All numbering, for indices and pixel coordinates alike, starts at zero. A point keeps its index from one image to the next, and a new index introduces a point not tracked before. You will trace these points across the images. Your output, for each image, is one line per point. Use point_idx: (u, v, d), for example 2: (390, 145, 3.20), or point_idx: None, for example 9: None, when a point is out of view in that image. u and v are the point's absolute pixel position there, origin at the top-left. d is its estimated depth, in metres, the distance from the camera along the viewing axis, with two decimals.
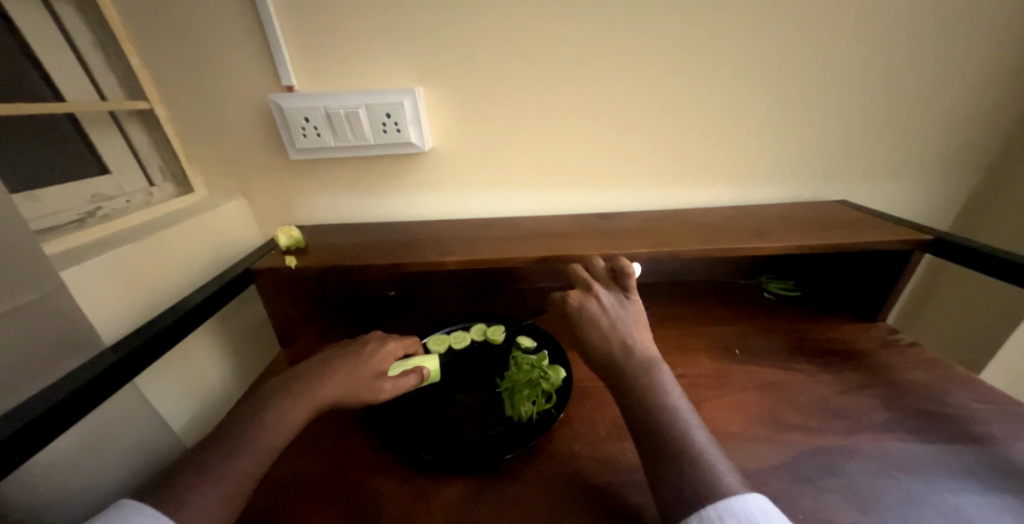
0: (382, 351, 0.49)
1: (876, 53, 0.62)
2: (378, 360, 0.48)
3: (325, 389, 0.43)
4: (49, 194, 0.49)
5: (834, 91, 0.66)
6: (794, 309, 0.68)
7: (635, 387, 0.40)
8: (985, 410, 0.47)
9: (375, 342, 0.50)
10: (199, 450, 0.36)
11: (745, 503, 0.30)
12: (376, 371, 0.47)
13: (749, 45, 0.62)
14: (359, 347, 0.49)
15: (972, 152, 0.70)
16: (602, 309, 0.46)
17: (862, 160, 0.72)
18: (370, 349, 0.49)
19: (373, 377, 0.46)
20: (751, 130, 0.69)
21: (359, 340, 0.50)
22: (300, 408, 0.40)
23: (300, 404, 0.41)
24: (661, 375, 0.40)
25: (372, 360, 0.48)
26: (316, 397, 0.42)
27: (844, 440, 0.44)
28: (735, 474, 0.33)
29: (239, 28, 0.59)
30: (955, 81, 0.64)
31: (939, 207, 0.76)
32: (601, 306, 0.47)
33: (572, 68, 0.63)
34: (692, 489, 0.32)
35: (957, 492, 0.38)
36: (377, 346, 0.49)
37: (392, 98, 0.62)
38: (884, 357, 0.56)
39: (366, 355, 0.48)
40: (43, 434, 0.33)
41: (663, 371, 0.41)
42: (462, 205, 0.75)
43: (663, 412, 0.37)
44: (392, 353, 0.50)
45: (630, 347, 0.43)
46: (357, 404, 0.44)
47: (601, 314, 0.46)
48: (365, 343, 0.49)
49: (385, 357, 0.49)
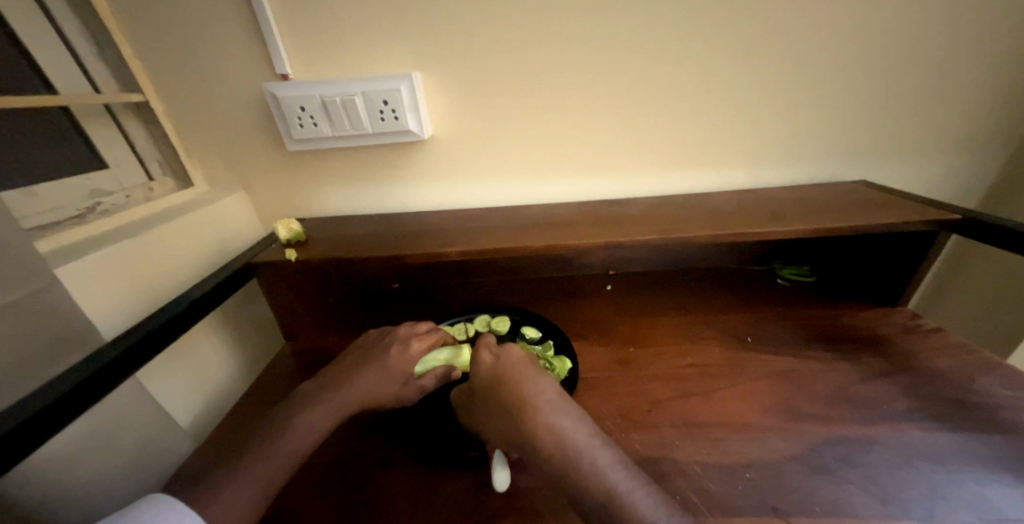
0: (406, 353, 0.47)
1: (900, 21, 0.58)
2: (403, 363, 0.46)
3: (352, 396, 0.42)
4: (47, 189, 0.49)
5: (854, 63, 0.62)
6: (809, 295, 0.65)
7: (555, 463, 0.35)
8: (1016, 397, 0.45)
9: (401, 344, 0.47)
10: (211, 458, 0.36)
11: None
12: (402, 376, 0.45)
13: (762, 17, 0.58)
14: (384, 350, 0.46)
15: (1004, 125, 0.66)
16: (513, 375, 0.41)
17: (883, 138, 0.68)
18: (395, 352, 0.46)
19: (400, 383, 0.45)
20: (765, 109, 0.65)
21: (385, 342, 0.48)
22: (312, 420, 0.39)
23: (328, 410, 0.41)
24: (585, 447, 0.35)
25: (396, 364, 0.45)
26: (343, 403, 0.42)
27: (863, 429, 0.42)
28: None
29: (230, 15, 0.57)
30: (987, 48, 0.60)
31: (966, 185, 0.72)
32: (513, 369, 0.41)
33: (574, 47, 0.60)
34: None
35: (982, 482, 0.36)
36: (402, 348, 0.47)
37: (388, 84, 0.60)
38: (906, 343, 0.54)
39: (391, 358, 0.46)
40: (39, 434, 0.32)
41: (587, 442, 0.36)
42: (464, 195, 0.74)
43: (596, 484, 0.33)
44: (419, 353, 0.48)
45: (552, 418, 0.37)
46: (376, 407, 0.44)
47: (510, 380, 0.40)
48: (390, 346, 0.47)
49: (413, 359, 0.47)
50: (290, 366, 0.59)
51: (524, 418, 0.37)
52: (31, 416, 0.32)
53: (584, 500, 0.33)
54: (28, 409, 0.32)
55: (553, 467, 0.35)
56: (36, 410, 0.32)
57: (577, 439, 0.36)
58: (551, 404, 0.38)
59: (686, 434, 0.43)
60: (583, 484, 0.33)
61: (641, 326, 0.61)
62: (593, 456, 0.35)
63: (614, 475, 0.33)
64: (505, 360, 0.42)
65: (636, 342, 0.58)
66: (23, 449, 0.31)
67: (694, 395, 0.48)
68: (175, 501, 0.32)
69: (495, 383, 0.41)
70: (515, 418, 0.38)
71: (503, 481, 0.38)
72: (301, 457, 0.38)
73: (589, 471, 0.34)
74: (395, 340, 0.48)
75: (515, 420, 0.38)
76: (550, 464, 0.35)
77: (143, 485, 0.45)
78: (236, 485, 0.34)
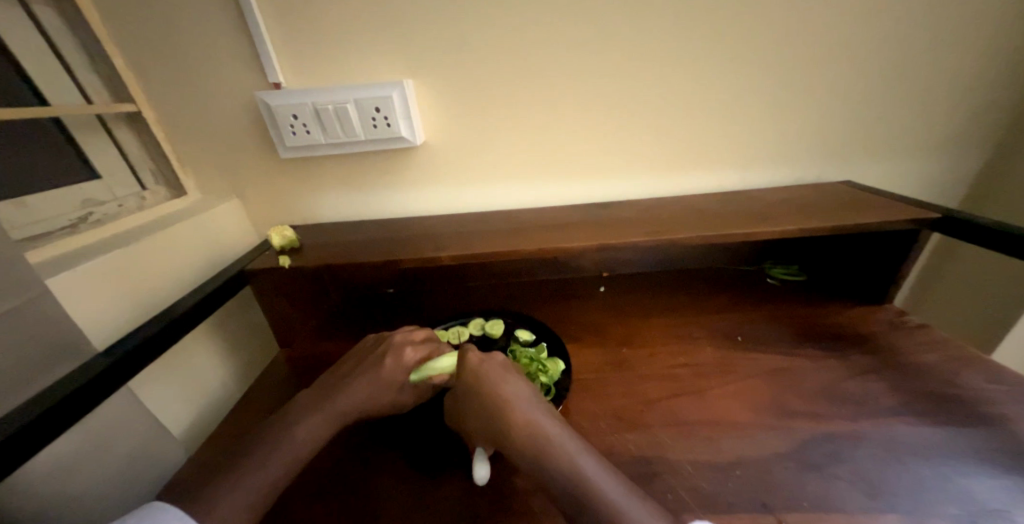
0: (401, 361, 0.46)
1: (880, 25, 0.60)
2: (398, 372, 0.46)
3: (349, 406, 0.42)
4: (38, 200, 0.48)
5: (837, 66, 0.63)
6: (797, 293, 0.66)
7: (537, 463, 0.35)
8: (998, 391, 0.46)
9: (395, 353, 0.47)
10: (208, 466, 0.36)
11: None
12: (396, 385, 0.45)
13: (746, 22, 0.60)
14: (377, 360, 0.46)
15: (983, 125, 0.68)
16: (493, 378, 0.41)
17: (867, 139, 0.69)
18: (390, 362, 0.46)
19: (395, 391, 0.45)
20: (752, 111, 0.67)
21: (379, 350, 0.47)
22: (309, 427, 0.40)
23: (326, 420, 0.41)
24: (565, 446, 0.36)
25: (391, 374, 0.45)
26: (341, 414, 0.42)
27: (851, 425, 0.43)
28: None
29: (223, 26, 0.57)
30: (963, 52, 0.62)
31: (948, 185, 0.74)
32: (492, 372, 0.41)
33: (564, 54, 0.61)
34: None
35: (967, 475, 0.37)
36: (396, 358, 0.46)
37: (380, 92, 0.61)
38: (892, 339, 0.55)
39: (386, 368, 0.45)
40: (25, 449, 0.32)
41: (566, 442, 0.36)
42: (457, 200, 0.74)
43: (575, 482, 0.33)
44: (413, 362, 0.47)
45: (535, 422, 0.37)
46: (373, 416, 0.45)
47: (489, 384, 0.40)
48: (384, 355, 0.46)
49: (408, 368, 0.47)
50: (284, 372, 0.59)
51: (504, 420, 0.38)
52: (19, 430, 0.31)
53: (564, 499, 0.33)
54: (15, 423, 0.32)
55: (535, 468, 0.35)
56: (23, 424, 0.32)
57: (557, 439, 0.36)
58: (532, 408, 0.38)
59: (678, 432, 0.44)
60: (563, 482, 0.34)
61: (634, 328, 0.61)
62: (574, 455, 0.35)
63: (593, 472, 0.34)
64: (485, 364, 0.42)
65: (629, 342, 0.58)
66: (10, 463, 0.30)
67: (685, 394, 0.49)
68: (173, 508, 0.32)
69: (475, 386, 0.41)
70: (496, 421, 0.38)
71: (482, 474, 0.40)
72: (296, 465, 0.38)
73: (568, 473, 0.34)
74: (391, 349, 0.47)
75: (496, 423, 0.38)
76: (531, 463, 0.36)
77: (137, 496, 0.45)
78: (237, 491, 0.34)
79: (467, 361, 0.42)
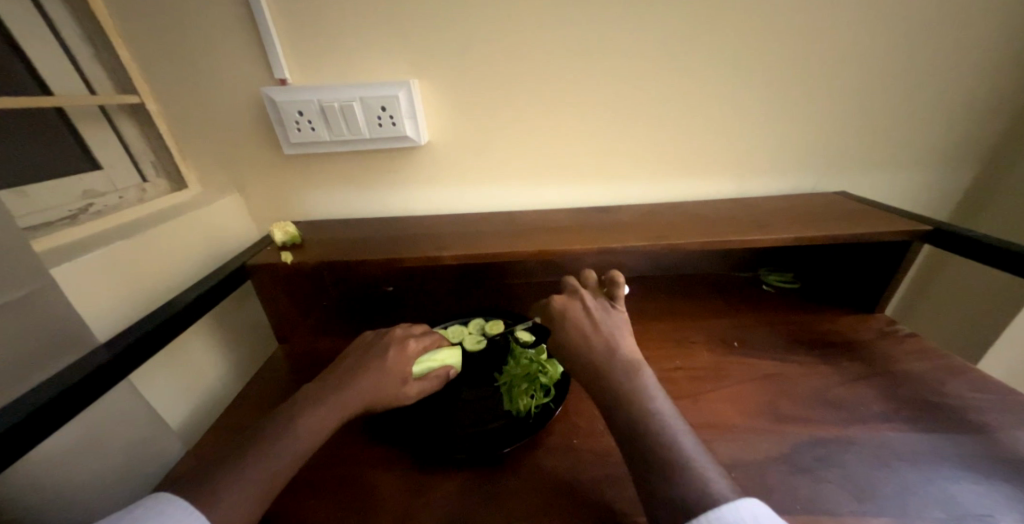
0: (404, 353, 0.47)
1: (876, 41, 0.62)
2: (402, 364, 0.46)
3: (352, 396, 0.42)
4: (39, 190, 0.48)
5: (834, 78, 0.64)
6: (792, 300, 0.68)
7: (611, 379, 0.39)
8: (983, 400, 0.47)
9: (397, 346, 0.48)
10: (212, 461, 0.35)
11: (739, 514, 0.28)
12: (401, 377, 0.46)
13: (746, 34, 0.61)
14: (380, 351, 0.47)
15: (972, 140, 0.70)
16: (606, 308, 0.46)
17: (863, 152, 0.71)
18: (393, 354, 0.46)
19: (399, 383, 0.45)
20: (751, 120, 0.68)
21: (382, 342, 0.48)
22: (316, 421, 0.40)
23: (331, 411, 0.41)
24: (645, 375, 0.39)
25: (396, 366, 0.46)
26: (343, 404, 0.42)
27: (842, 431, 0.44)
28: (725, 480, 0.31)
29: (230, 23, 0.58)
30: (955, 69, 0.64)
31: (939, 197, 0.76)
32: (607, 304, 0.47)
33: (568, 60, 0.62)
34: (688, 501, 0.30)
35: (953, 481, 0.38)
36: (398, 350, 0.47)
37: (387, 91, 0.61)
38: (882, 348, 0.56)
39: (390, 359, 0.46)
40: (22, 443, 0.31)
41: (647, 371, 0.40)
42: (458, 200, 0.75)
43: (639, 409, 0.36)
44: (414, 354, 0.48)
45: (622, 359, 0.40)
46: (382, 407, 0.44)
47: (600, 310, 0.46)
48: (387, 348, 0.47)
49: (410, 360, 0.47)
50: (284, 369, 0.59)
51: (591, 339, 0.43)
52: (13, 425, 0.31)
53: (620, 417, 0.37)
54: (8, 419, 0.31)
55: (606, 384, 0.39)
56: (17, 419, 0.31)
57: (635, 369, 0.40)
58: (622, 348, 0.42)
59: None
60: (625, 409, 0.37)
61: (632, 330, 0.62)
62: (646, 385, 0.38)
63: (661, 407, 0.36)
64: (581, 301, 0.47)
65: None
66: (10, 453, 0.30)
67: (683, 398, 0.50)
68: (173, 498, 0.32)
69: (584, 308, 0.46)
70: (588, 336, 0.43)
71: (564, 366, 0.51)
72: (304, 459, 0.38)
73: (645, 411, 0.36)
74: (394, 341, 0.48)
75: (589, 356, 0.42)
76: (603, 378, 0.40)
77: (136, 489, 0.45)
78: (242, 482, 0.34)
79: (566, 302, 0.47)
